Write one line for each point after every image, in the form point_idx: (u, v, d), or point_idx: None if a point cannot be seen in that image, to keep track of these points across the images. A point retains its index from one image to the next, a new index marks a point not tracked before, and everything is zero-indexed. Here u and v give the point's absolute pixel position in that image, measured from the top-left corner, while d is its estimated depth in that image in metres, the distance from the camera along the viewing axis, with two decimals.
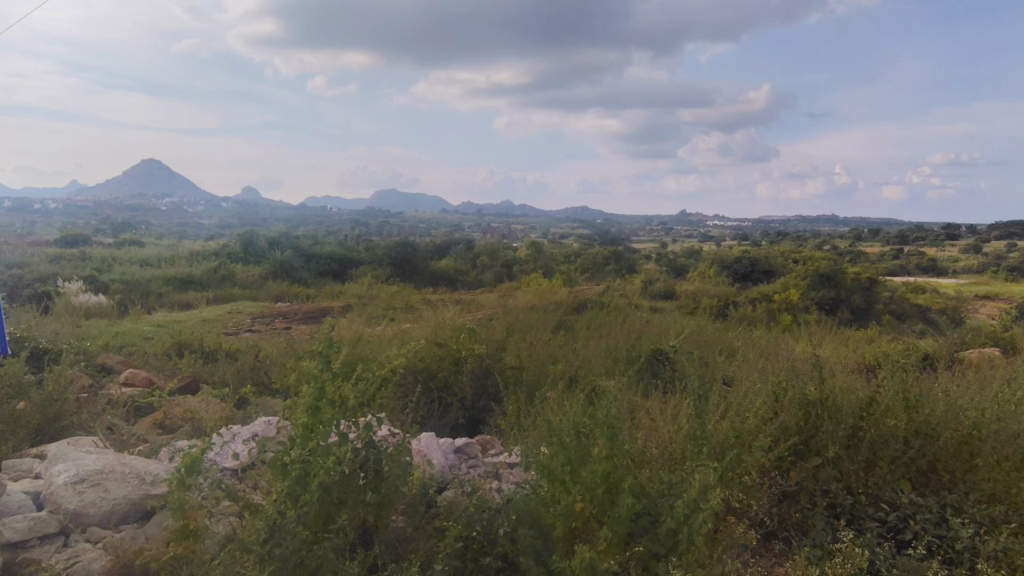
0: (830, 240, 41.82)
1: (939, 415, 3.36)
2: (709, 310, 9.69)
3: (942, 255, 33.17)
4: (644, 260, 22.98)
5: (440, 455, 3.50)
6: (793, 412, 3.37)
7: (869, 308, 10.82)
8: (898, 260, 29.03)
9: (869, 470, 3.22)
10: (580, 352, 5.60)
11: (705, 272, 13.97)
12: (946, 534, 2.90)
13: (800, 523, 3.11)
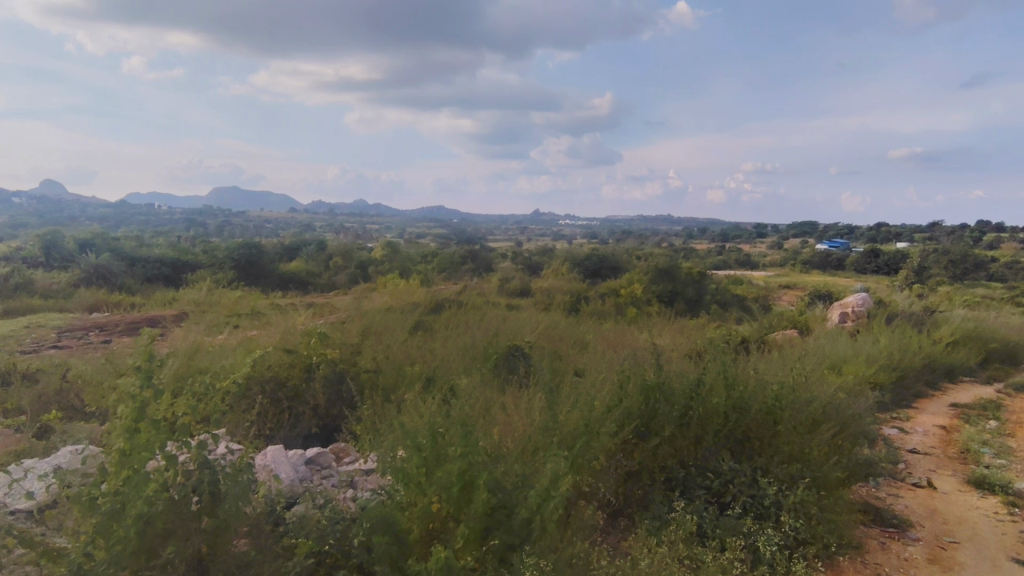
0: (666, 238, 46.17)
1: (751, 391, 3.85)
2: (562, 305, 10.21)
3: (755, 251, 38.12)
4: (501, 258, 23.65)
5: (289, 468, 3.29)
6: (635, 398, 3.64)
7: (700, 298, 12.11)
8: (721, 255, 32.88)
9: (697, 444, 3.60)
10: (437, 351, 5.60)
11: (558, 269, 14.69)
12: (757, 493, 3.34)
13: (641, 498, 3.38)
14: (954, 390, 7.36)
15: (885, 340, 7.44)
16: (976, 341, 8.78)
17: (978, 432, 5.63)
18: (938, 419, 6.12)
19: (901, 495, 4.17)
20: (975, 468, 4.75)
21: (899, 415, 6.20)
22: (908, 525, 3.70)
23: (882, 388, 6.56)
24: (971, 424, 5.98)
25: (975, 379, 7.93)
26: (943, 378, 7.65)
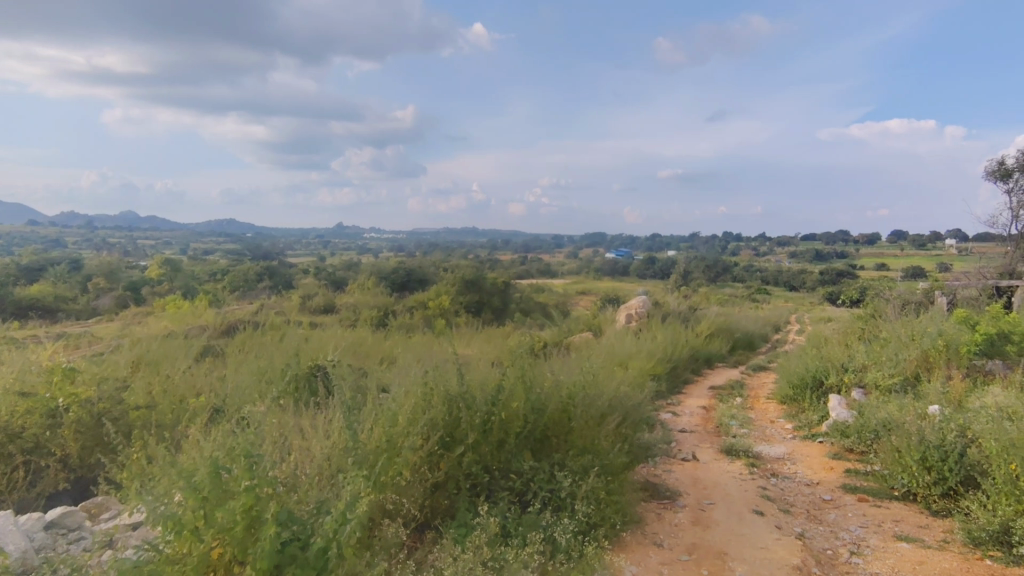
0: (472, 250, 47.86)
1: (547, 392, 4.09)
2: (370, 320, 9.95)
3: (554, 261, 41.31)
4: (302, 274, 22.32)
5: (21, 537, 2.68)
6: (440, 409, 3.64)
7: (504, 307, 12.71)
8: (523, 265, 35.01)
9: (501, 447, 3.73)
10: (228, 377, 5.06)
11: (364, 283, 14.30)
12: (554, 487, 3.57)
13: (447, 508, 3.40)
14: (712, 375, 8.74)
15: (659, 335, 8.56)
16: (725, 332, 10.57)
17: (729, 408, 6.73)
18: (701, 401, 7.19)
19: (672, 470, 4.79)
20: (726, 439, 5.66)
21: (672, 400, 7.15)
22: (677, 495, 4.26)
23: (659, 378, 7.52)
24: (724, 401, 7.14)
25: (726, 364, 9.51)
26: (703, 364, 9.04)
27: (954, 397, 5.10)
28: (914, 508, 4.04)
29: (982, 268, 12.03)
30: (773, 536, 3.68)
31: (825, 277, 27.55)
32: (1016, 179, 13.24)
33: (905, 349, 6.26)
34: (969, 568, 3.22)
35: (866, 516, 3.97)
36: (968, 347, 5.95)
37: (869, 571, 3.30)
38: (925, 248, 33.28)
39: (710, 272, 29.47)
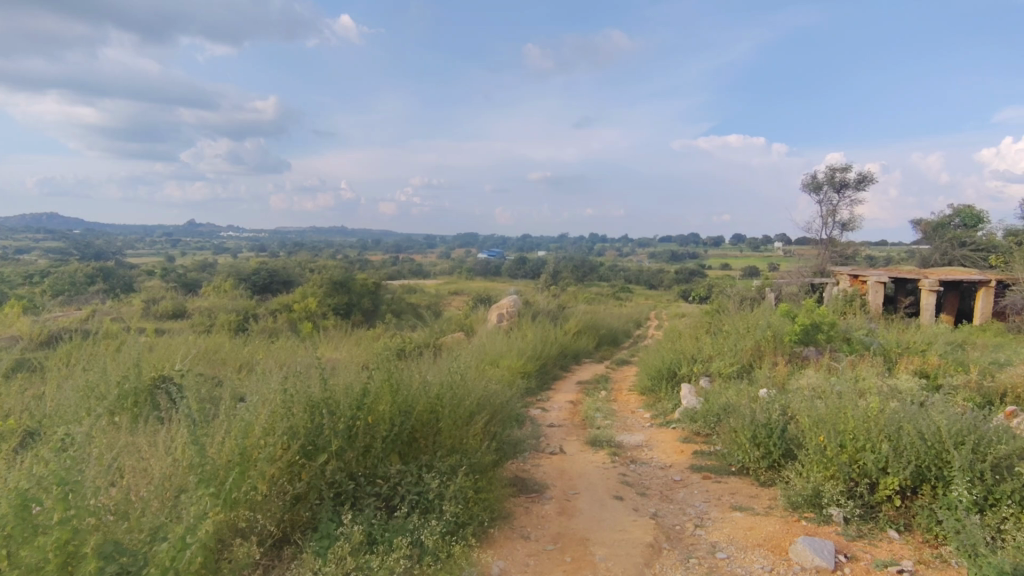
0: (341, 250, 46.05)
1: (414, 393, 4.04)
2: (227, 325, 9.21)
3: (428, 262, 41.02)
4: (145, 276, 20.10)
5: None
6: (301, 416, 3.44)
7: (375, 309, 12.39)
8: (397, 266, 34.35)
9: (367, 453, 3.62)
10: (47, 394, 4.40)
11: (220, 286, 13.20)
12: (422, 489, 3.53)
13: (309, 521, 3.21)
14: (579, 370, 9.18)
15: (530, 334, 8.83)
16: (591, 329, 11.16)
17: (593, 401, 7.11)
18: (568, 396, 7.51)
19: (540, 464, 4.96)
20: (591, 430, 5.97)
21: (542, 396, 7.40)
22: (544, 487, 4.41)
23: (529, 375, 7.75)
24: (590, 395, 7.52)
25: (592, 360, 10.04)
26: (570, 360, 9.47)
27: (780, 381, 5.80)
28: (748, 481, 4.53)
29: (802, 267, 13.84)
30: (630, 518, 3.94)
31: (679, 276, 30.14)
32: (826, 191, 15.34)
33: (741, 340, 7.00)
34: (788, 529, 3.69)
35: (709, 492, 4.38)
36: (790, 336, 6.80)
37: (711, 541, 3.65)
38: (760, 251, 37.64)
39: (578, 272, 31.02)
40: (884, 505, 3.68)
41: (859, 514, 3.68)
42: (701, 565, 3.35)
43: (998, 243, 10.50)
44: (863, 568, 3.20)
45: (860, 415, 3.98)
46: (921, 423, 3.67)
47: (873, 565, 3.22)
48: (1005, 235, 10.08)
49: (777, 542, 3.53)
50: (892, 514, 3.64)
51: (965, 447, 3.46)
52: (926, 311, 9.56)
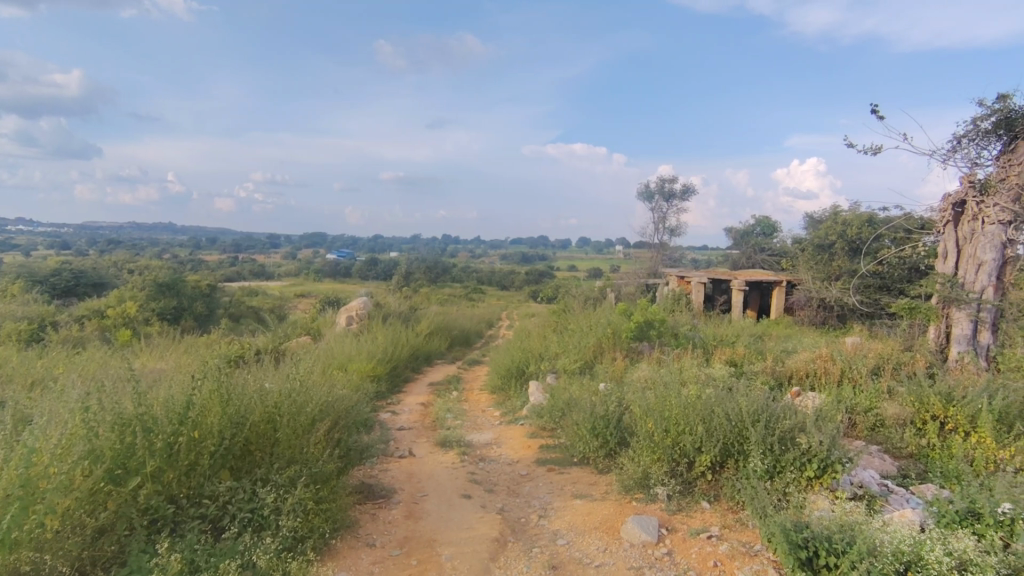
0: (167, 248, 41.31)
1: (247, 403, 3.75)
2: (17, 334, 7.84)
3: (272, 262, 38.33)
4: None
5: None
6: (108, 435, 3.03)
7: (209, 314, 11.33)
8: (236, 266, 31.67)
9: (191, 472, 3.29)
10: None
11: (7, 289, 11.19)
12: (256, 506, 3.29)
13: (117, 554, 2.84)
14: (431, 372, 9.16)
15: (381, 336, 8.64)
16: (444, 330, 11.19)
17: (445, 402, 7.14)
18: (419, 398, 7.46)
19: (388, 469, 4.87)
20: (441, 432, 5.99)
21: (393, 399, 7.27)
22: (392, 492, 4.34)
23: (380, 379, 7.58)
24: (441, 396, 7.55)
25: (445, 361, 10.08)
26: (423, 362, 9.43)
27: (616, 375, 6.29)
28: (587, 470, 4.84)
29: (637, 269, 15.14)
30: (477, 515, 4.02)
31: (530, 277, 31.40)
32: (656, 201, 16.94)
33: (584, 338, 7.49)
34: (621, 510, 4.01)
35: (552, 483, 4.62)
36: (626, 333, 7.42)
37: (552, 529, 3.85)
38: (602, 253, 40.48)
39: (433, 272, 30.99)
40: (699, 480, 4.15)
41: (678, 491, 4.12)
42: (543, 553, 3.52)
43: (789, 249, 12.38)
44: (680, 538, 3.58)
45: (680, 402, 4.45)
46: (727, 405, 4.20)
47: (688, 534, 3.62)
48: (794, 242, 11.92)
49: (610, 523, 3.83)
50: (705, 487, 4.13)
51: (759, 424, 4.03)
52: (736, 307, 10.98)
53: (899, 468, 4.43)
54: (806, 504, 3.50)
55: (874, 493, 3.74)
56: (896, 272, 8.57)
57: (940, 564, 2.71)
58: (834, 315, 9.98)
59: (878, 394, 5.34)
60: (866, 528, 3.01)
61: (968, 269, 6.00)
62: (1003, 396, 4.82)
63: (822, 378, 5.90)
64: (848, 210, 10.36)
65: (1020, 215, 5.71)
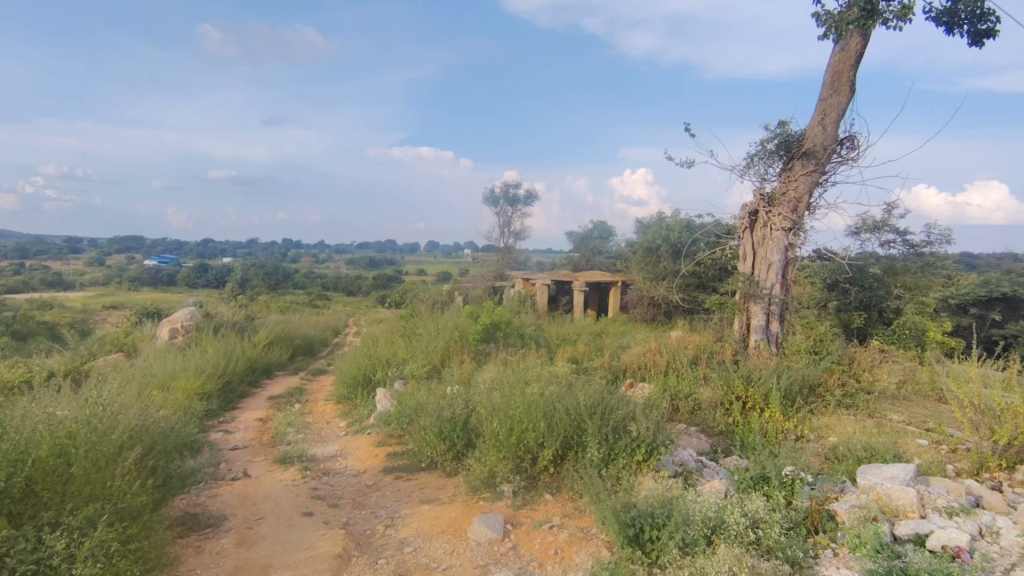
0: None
1: (29, 436, 3.19)
2: None
3: (72, 269, 33.08)
4: None
5: None
6: None
7: None
8: (22, 276, 26.87)
9: None
10: None
11: None
12: (42, 556, 2.80)
13: None
14: (270, 385, 8.55)
15: (210, 349, 7.87)
16: (285, 340, 10.50)
17: (286, 416, 6.70)
18: (257, 414, 6.93)
19: (218, 494, 4.44)
20: (281, 448, 5.61)
21: (225, 417, 6.66)
22: (221, 520, 3.97)
23: (210, 397, 6.89)
24: (282, 410, 7.07)
25: (286, 372, 9.46)
26: (261, 375, 8.77)
27: (465, 377, 6.36)
28: (436, 474, 4.84)
29: (485, 272, 15.48)
30: (319, 532, 3.82)
31: (378, 281, 30.69)
32: (502, 206, 17.50)
33: (434, 342, 7.49)
34: (468, 511, 4.07)
35: (401, 490, 4.55)
36: (474, 335, 7.55)
37: (399, 538, 3.79)
38: (452, 257, 40.84)
39: (273, 277, 28.98)
40: (542, 474, 4.36)
41: (523, 486, 4.28)
42: (390, 563, 3.45)
43: (622, 253, 13.49)
44: (524, 531, 3.72)
45: (523, 400, 4.62)
46: (566, 401, 4.45)
47: (532, 527, 3.77)
48: (626, 246, 13.02)
49: (457, 525, 3.87)
50: (548, 479, 4.34)
51: (595, 417, 4.32)
52: (577, 307, 11.72)
53: (711, 445, 5.02)
54: (634, 485, 3.83)
55: (692, 470, 4.21)
56: (709, 272, 9.74)
57: (737, 525, 3.13)
58: (661, 311, 11.07)
59: (695, 380, 6.02)
60: (682, 501, 3.36)
61: (761, 269, 6.99)
62: (788, 376, 5.69)
63: (649, 369, 6.52)
64: (668, 218, 11.57)
65: (797, 223, 6.79)
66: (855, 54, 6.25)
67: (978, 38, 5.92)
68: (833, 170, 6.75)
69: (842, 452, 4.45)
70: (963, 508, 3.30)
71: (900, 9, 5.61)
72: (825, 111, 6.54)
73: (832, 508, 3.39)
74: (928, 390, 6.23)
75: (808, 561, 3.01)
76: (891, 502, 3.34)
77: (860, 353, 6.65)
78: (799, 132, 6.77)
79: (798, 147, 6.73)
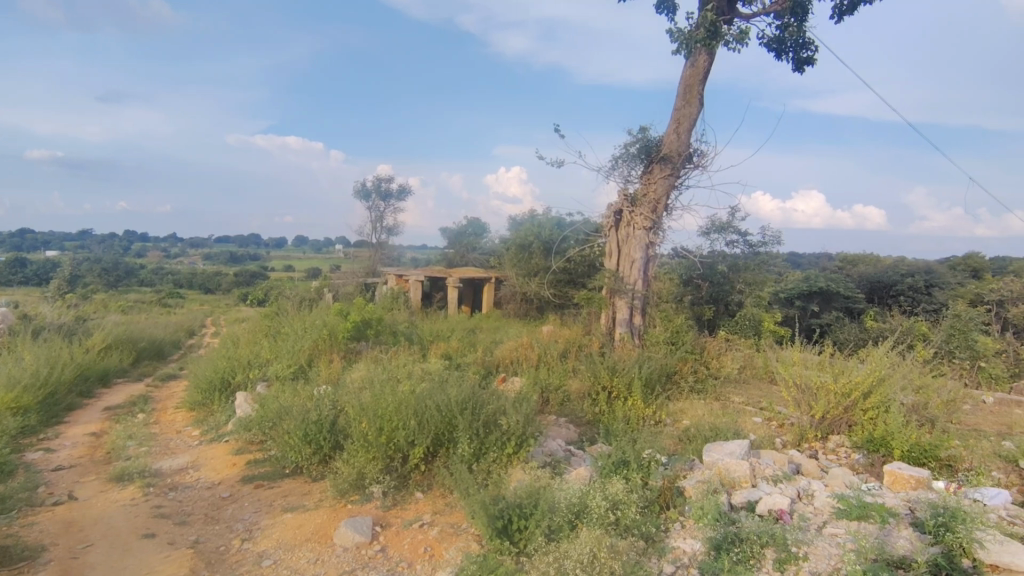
0: None
1: None
2: None
3: None
4: None
5: None
6: None
7: None
8: None
9: None
10: None
11: None
12: None
13: None
14: (107, 394, 7.60)
15: (29, 356, 6.82)
16: (127, 342, 9.39)
17: (125, 428, 5.99)
18: (89, 427, 6.13)
19: (35, 523, 3.86)
20: (118, 464, 5.01)
21: (47, 434, 5.80)
22: (40, 551, 3.46)
23: (27, 411, 5.97)
24: (121, 422, 6.31)
25: (128, 379, 8.46)
26: (96, 384, 7.76)
27: (334, 377, 6.10)
28: (301, 479, 4.59)
29: (357, 268, 14.95)
30: (163, 555, 3.47)
31: (240, 277, 28.49)
32: (374, 200, 17.01)
33: (300, 341, 7.10)
34: (335, 516, 3.91)
35: (261, 500, 4.26)
36: (344, 333, 7.26)
37: (257, 551, 3.55)
38: (322, 252, 38.97)
39: (111, 273, 25.76)
40: (413, 473, 4.30)
41: (393, 487, 4.19)
42: None
43: (496, 249, 13.71)
44: (393, 532, 3.65)
45: (394, 398, 4.51)
46: (437, 397, 4.42)
47: (401, 527, 3.71)
48: (500, 242, 13.26)
49: (323, 531, 3.70)
50: (419, 478, 4.29)
51: (466, 412, 4.34)
52: (451, 303, 11.72)
53: (578, 434, 5.26)
54: (503, 478, 3.90)
55: (559, 459, 4.38)
56: (578, 268, 10.20)
57: (599, 508, 3.30)
58: (534, 307, 11.41)
59: (564, 373, 6.28)
60: (548, 490, 3.48)
61: (624, 265, 7.44)
62: (647, 365, 6.12)
63: (521, 363, 6.70)
64: (540, 217, 11.94)
65: (655, 223, 7.32)
66: (703, 70, 6.86)
67: (801, 64, 6.76)
68: (685, 175, 7.37)
69: (691, 434, 4.87)
70: (786, 476, 3.76)
71: (738, 33, 6.25)
72: (679, 120, 7.11)
73: (681, 485, 3.71)
74: (763, 374, 7.02)
75: (659, 536, 3.26)
76: (729, 474, 3.71)
77: (709, 343, 7.34)
78: (657, 138, 7.32)
79: (657, 152, 7.26)
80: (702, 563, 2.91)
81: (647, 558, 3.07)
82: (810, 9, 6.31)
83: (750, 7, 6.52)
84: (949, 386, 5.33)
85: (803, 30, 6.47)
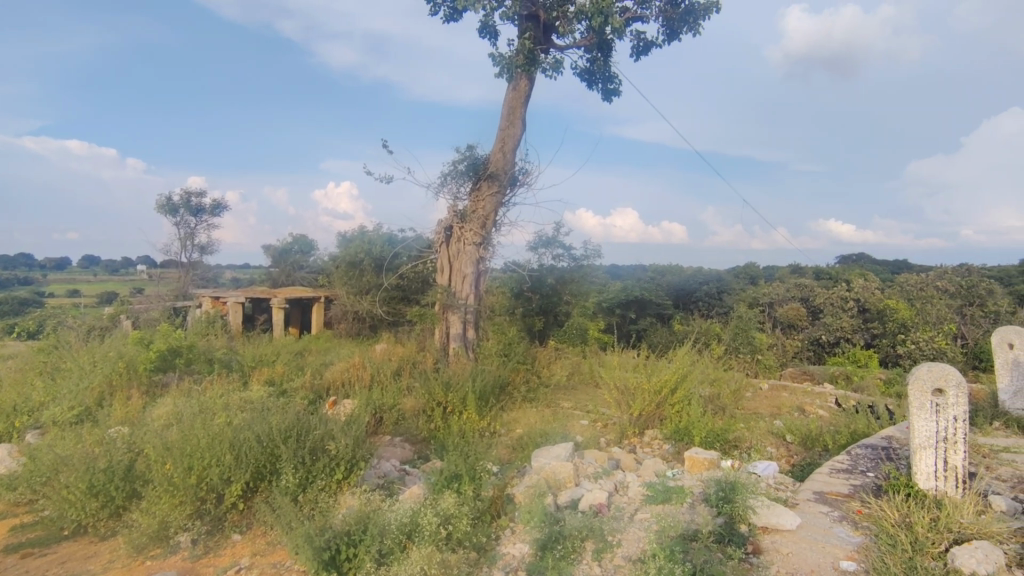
0: None
1: None
2: None
3: None
4: None
5: None
6: None
7: None
8: None
9: None
10: None
11: None
12: None
13: None
14: None
15: None
16: None
17: None
18: None
19: None
20: None
21: None
22: None
23: None
24: None
25: None
26: None
27: (130, 417, 5.32)
28: (85, 541, 3.93)
29: (162, 292, 13.25)
30: None
31: (4, 304, 23.54)
32: (182, 215, 15.29)
33: (86, 378, 6.10)
34: None
35: (28, 572, 3.55)
36: (145, 364, 6.33)
37: None
38: (117, 274, 33.82)
39: None
40: (229, 513, 3.91)
41: (204, 532, 3.81)
42: None
43: (325, 266, 13.05)
44: None
45: (204, 433, 4.04)
46: (257, 427, 4.05)
47: None
48: (330, 259, 12.66)
49: None
50: (236, 518, 3.92)
51: (290, 441, 4.04)
52: (277, 325, 10.92)
53: (414, 452, 5.20)
54: (331, 506, 3.72)
55: (392, 480, 4.28)
56: (412, 285, 10.12)
57: (431, 525, 3.26)
58: (367, 325, 11.05)
59: (398, 391, 6.16)
60: (378, 513, 3.37)
61: (457, 280, 7.56)
62: (481, 378, 6.25)
63: (353, 384, 6.44)
64: (372, 233, 11.64)
65: (485, 238, 7.55)
66: (524, 94, 7.29)
67: (607, 95, 7.49)
68: (512, 193, 7.72)
69: (523, 441, 5.07)
70: (604, 472, 4.08)
71: (553, 62, 6.74)
72: (504, 140, 7.44)
73: (511, 492, 3.84)
74: (588, 378, 7.56)
75: (490, 544, 3.34)
76: (555, 476, 3.92)
77: (539, 352, 7.72)
78: (485, 156, 7.58)
79: (484, 170, 7.51)
80: (529, 565, 3.02)
81: (479, 569, 3.11)
82: (613, 46, 7.04)
83: (562, 39, 7.09)
84: (734, 377, 6.20)
85: (607, 65, 7.20)
